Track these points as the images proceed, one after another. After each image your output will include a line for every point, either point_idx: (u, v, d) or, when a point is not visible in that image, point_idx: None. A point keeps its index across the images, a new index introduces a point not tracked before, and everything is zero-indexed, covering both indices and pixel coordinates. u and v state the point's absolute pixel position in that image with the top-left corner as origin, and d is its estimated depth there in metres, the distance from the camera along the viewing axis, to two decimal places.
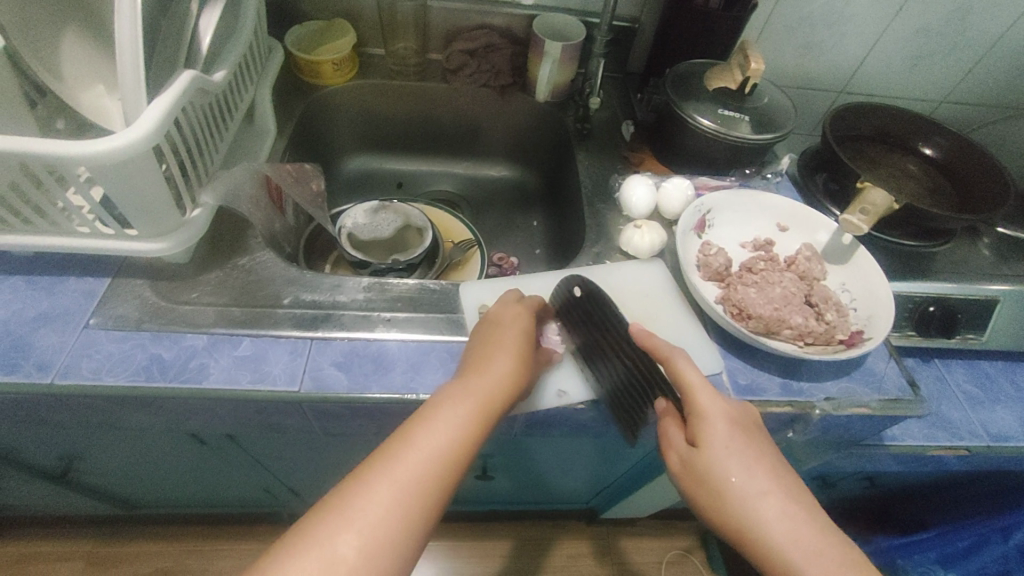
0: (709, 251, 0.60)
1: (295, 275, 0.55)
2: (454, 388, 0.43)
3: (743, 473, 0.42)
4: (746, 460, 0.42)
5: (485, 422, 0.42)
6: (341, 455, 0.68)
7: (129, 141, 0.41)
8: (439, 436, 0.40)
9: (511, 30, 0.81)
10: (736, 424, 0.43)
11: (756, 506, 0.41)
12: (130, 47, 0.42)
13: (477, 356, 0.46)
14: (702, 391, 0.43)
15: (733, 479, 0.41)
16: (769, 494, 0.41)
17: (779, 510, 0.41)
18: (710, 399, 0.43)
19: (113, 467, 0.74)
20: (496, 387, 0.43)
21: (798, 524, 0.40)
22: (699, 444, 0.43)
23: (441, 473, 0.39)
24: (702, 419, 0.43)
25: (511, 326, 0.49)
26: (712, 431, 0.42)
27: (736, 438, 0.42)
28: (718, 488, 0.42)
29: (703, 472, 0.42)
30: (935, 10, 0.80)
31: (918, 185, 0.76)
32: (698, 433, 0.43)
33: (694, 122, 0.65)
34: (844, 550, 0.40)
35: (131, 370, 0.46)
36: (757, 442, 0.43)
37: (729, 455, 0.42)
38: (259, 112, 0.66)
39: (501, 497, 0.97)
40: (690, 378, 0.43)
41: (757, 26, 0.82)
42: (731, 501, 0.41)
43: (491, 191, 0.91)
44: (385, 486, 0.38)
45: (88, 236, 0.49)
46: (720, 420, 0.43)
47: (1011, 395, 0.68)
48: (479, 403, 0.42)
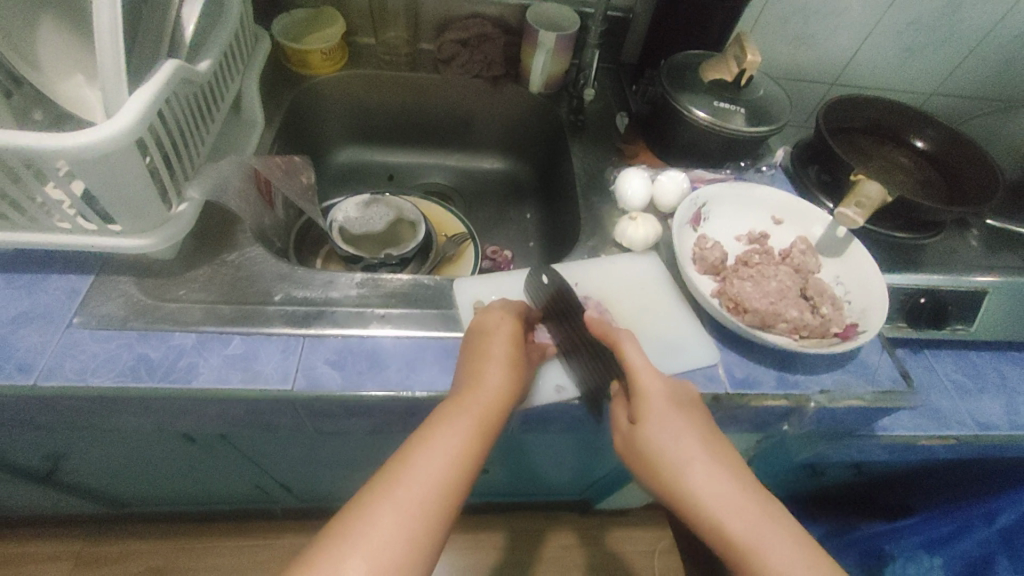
0: (705, 245, 0.60)
1: (286, 271, 0.54)
2: (448, 408, 0.43)
3: (676, 446, 0.42)
4: (681, 434, 0.43)
5: (483, 438, 0.42)
6: (334, 451, 0.67)
7: (112, 132, 0.39)
8: (439, 454, 0.40)
9: (503, 19, 0.80)
10: (672, 400, 0.44)
11: (689, 479, 0.41)
12: (110, 34, 0.40)
13: (469, 372, 0.45)
14: (641, 368, 0.45)
15: (668, 451, 0.42)
16: (701, 468, 0.41)
17: (711, 481, 0.41)
18: (648, 376, 0.44)
19: (99, 466, 0.72)
20: (492, 403, 0.43)
21: (736, 495, 0.40)
22: (638, 420, 0.44)
23: (444, 494, 0.39)
24: (639, 396, 0.44)
25: (499, 336, 0.48)
26: (649, 406, 0.43)
27: (668, 412, 0.43)
28: (655, 462, 0.42)
29: (641, 447, 0.43)
30: (927, 2, 0.80)
31: (908, 178, 0.76)
32: (639, 409, 0.44)
33: (689, 114, 0.65)
34: (780, 521, 0.39)
35: (118, 371, 0.45)
36: (692, 417, 0.44)
37: (662, 430, 0.43)
38: (246, 102, 0.64)
39: (495, 489, 0.97)
40: (629, 357, 0.45)
41: (752, 17, 0.81)
42: (665, 475, 0.42)
43: (484, 183, 0.90)
44: (389, 512, 0.37)
45: (69, 232, 0.47)
46: (656, 396, 0.44)
47: (998, 384, 0.69)
48: (475, 419, 0.42)
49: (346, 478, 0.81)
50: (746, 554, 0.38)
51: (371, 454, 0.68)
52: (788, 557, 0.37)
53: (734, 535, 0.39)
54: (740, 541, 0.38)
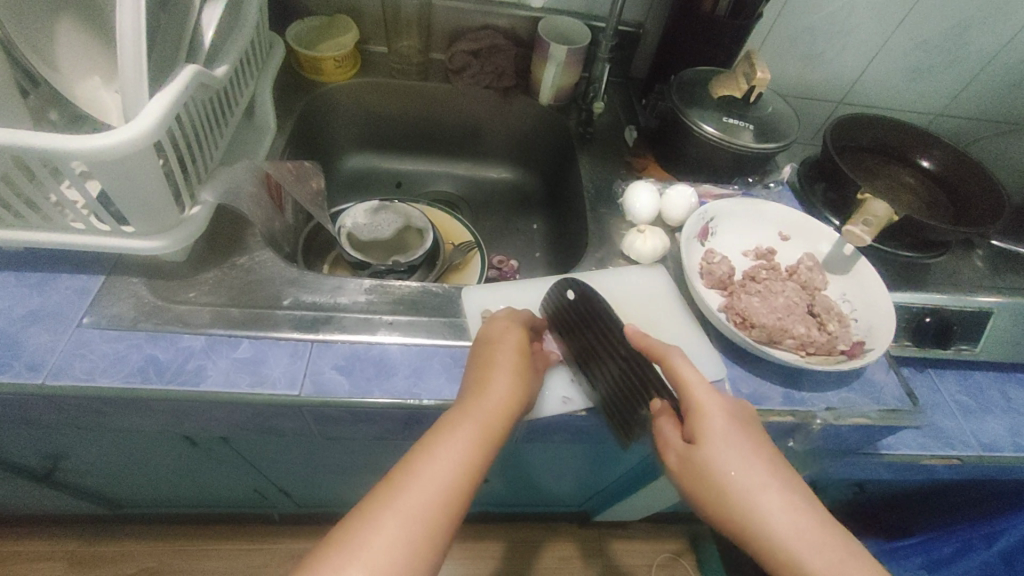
0: (712, 259, 0.60)
1: (295, 275, 0.54)
2: (454, 415, 0.42)
3: (742, 468, 0.41)
4: (746, 456, 0.42)
5: (488, 445, 0.41)
6: (335, 456, 0.67)
7: (131, 136, 0.40)
8: (442, 461, 0.40)
9: (515, 31, 0.81)
10: (734, 419, 0.43)
11: (759, 504, 0.40)
12: (133, 39, 0.41)
13: (476, 379, 0.45)
14: (699, 386, 0.43)
15: (733, 473, 0.41)
16: (771, 489, 0.41)
17: (781, 504, 0.40)
18: (706, 395, 0.43)
19: (98, 466, 0.71)
20: (498, 411, 0.43)
21: (805, 519, 0.40)
22: (698, 441, 0.42)
23: (448, 503, 0.39)
24: (700, 415, 0.43)
25: (505, 344, 0.48)
26: (712, 427, 0.42)
27: (734, 433, 0.42)
28: (719, 485, 0.41)
29: (703, 469, 0.42)
30: (934, 24, 0.81)
31: (914, 197, 0.76)
32: (697, 429, 0.42)
33: (699, 129, 0.65)
34: (849, 545, 0.39)
35: (126, 371, 0.45)
36: (755, 437, 0.43)
37: (727, 451, 0.42)
38: (259, 107, 0.65)
39: (494, 499, 0.96)
40: (686, 375, 0.44)
41: (761, 35, 0.82)
42: (731, 498, 0.41)
43: (492, 192, 0.91)
44: (393, 520, 0.37)
45: (83, 232, 0.48)
46: (720, 416, 0.43)
47: (1002, 405, 0.69)
48: (480, 426, 0.42)
49: (346, 485, 0.81)
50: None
51: (373, 460, 0.68)
52: None
53: (810, 562, 0.38)
54: (820, 568, 0.38)
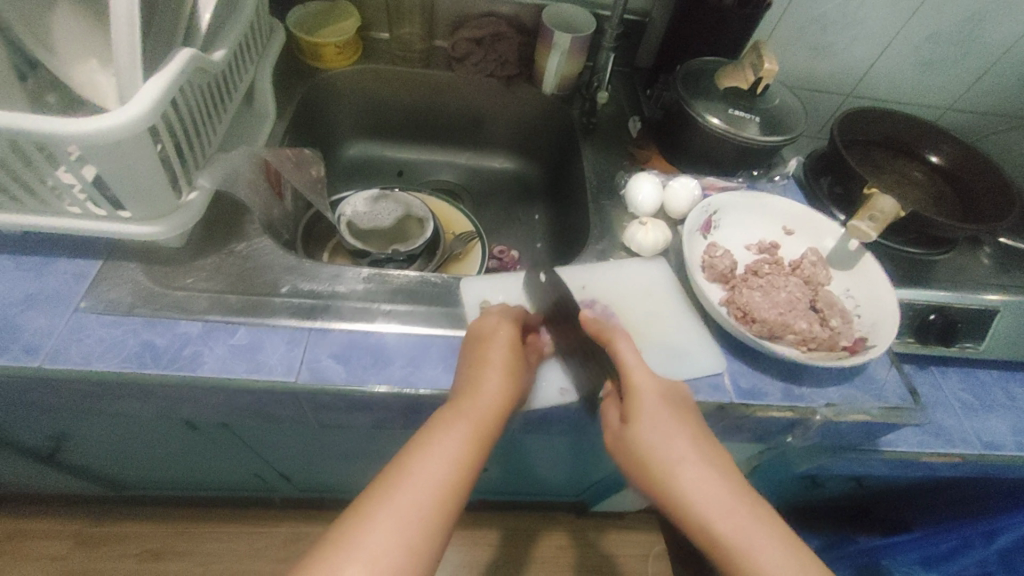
0: (715, 253, 0.59)
1: (294, 263, 0.54)
2: (445, 415, 0.42)
3: (665, 446, 0.42)
4: (672, 435, 0.42)
5: (480, 444, 0.41)
6: (333, 443, 0.67)
7: (126, 120, 0.39)
8: (435, 462, 0.40)
9: (519, 19, 0.80)
10: (665, 401, 0.44)
11: (678, 479, 0.41)
12: (127, 21, 0.40)
13: (467, 378, 0.45)
14: (635, 368, 0.45)
15: (656, 451, 0.42)
16: (694, 467, 0.41)
17: (701, 481, 0.41)
18: (643, 376, 0.44)
19: (100, 448, 0.72)
20: (491, 408, 0.43)
21: (721, 496, 0.40)
22: (630, 421, 0.43)
23: (443, 503, 0.39)
24: (633, 395, 0.44)
25: (497, 341, 0.47)
26: (643, 407, 0.43)
27: (662, 414, 0.43)
28: (645, 463, 0.42)
29: (632, 446, 0.43)
30: (947, 16, 0.79)
31: (922, 193, 0.75)
32: (630, 409, 0.44)
33: (704, 120, 0.64)
34: (769, 523, 0.39)
35: (123, 356, 0.45)
36: (684, 419, 0.44)
37: (655, 430, 0.42)
38: (259, 93, 0.64)
39: (492, 489, 0.96)
40: (625, 357, 0.45)
41: (769, 25, 0.81)
42: (655, 475, 0.42)
43: (494, 183, 0.90)
44: (388, 521, 0.37)
45: (79, 217, 0.47)
46: (652, 398, 0.43)
47: (1005, 404, 0.68)
48: (472, 427, 0.42)
49: (345, 471, 0.81)
50: (734, 554, 0.38)
51: (371, 447, 0.68)
52: (776, 559, 0.38)
53: (726, 537, 0.39)
54: (731, 542, 0.39)
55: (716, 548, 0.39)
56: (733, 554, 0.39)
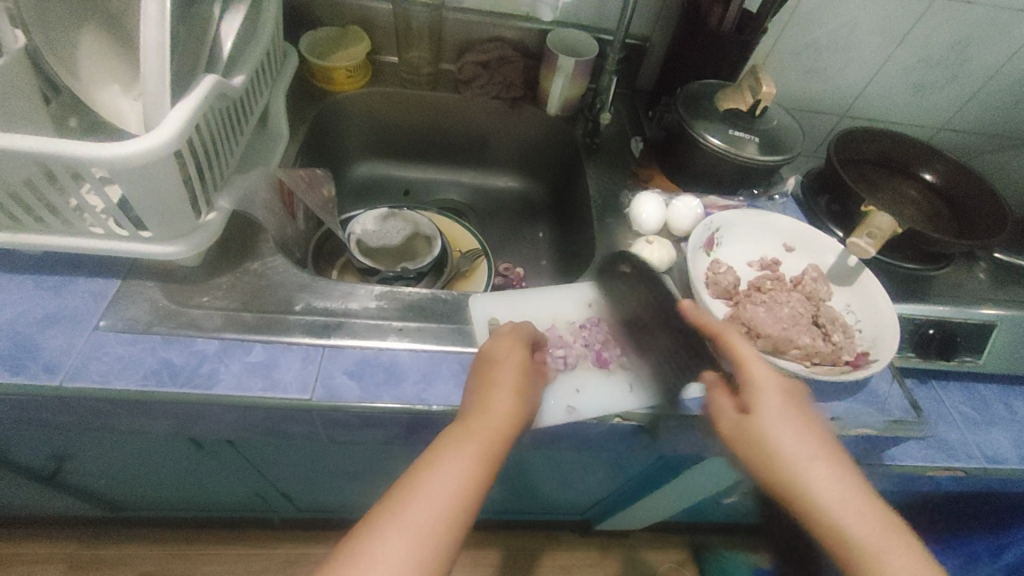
0: (718, 270, 0.61)
1: (307, 281, 0.55)
2: (455, 433, 0.43)
3: (793, 440, 0.43)
4: (798, 430, 0.43)
5: (490, 462, 0.42)
6: (341, 461, 0.67)
7: (155, 144, 0.41)
8: (447, 479, 0.40)
9: (523, 43, 0.83)
10: (787, 396, 0.45)
11: (804, 470, 0.42)
12: (156, 51, 0.42)
13: (476, 398, 0.46)
14: (754, 361, 0.46)
15: (784, 444, 0.42)
16: (818, 464, 0.42)
17: (829, 477, 0.41)
18: (764, 372, 0.45)
19: (105, 468, 0.72)
20: (501, 427, 0.44)
21: (850, 492, 0.41)
22: (752, 411, 0.44)
23: (454, 520, 0.39)
24: (756, 388, 0.45)
25: (506, 362, 0.48)
26: (765, 398, 0.44)
27: (789, 408, 0.44)
28: (770, 455, 0.42)
29: (756, 435, 0.43)
30: (936, 40, 0.82)
31: (917, 210, 0.77)
32: (751, 400, 0.45)
33: (704, 141, 0.66)
34: (891, 521, 0.40)
35: (140, 374, 0.46)
36: (807, 414, 0.44)
37: (781, 425, 0.43)
38: (273, 115, 0.66)
39: (497, 508, 0.96)
40: (743, 349, 0.46)
41: (765, 50, 0.84)
42: (783, 466, 0.42)
43: (498, 201, 0.92)
44: (399, 537, 0.37)
45: (101, 237, 0.48)
46: (776, 392, 0.44)
47: (1006, 418, 0.69)
48: (483, 445, 0.42)
49: (351, 491, 0.81)
50: (860, 547, 0.39)
51: (379, 466, 0.68)
52: (905, 558, 0.38)
53: (851, 528, 0.39)
54: (857, 537, 0.39)
55: (838, 539, 0.39)
56: (858, 547, 0.39)
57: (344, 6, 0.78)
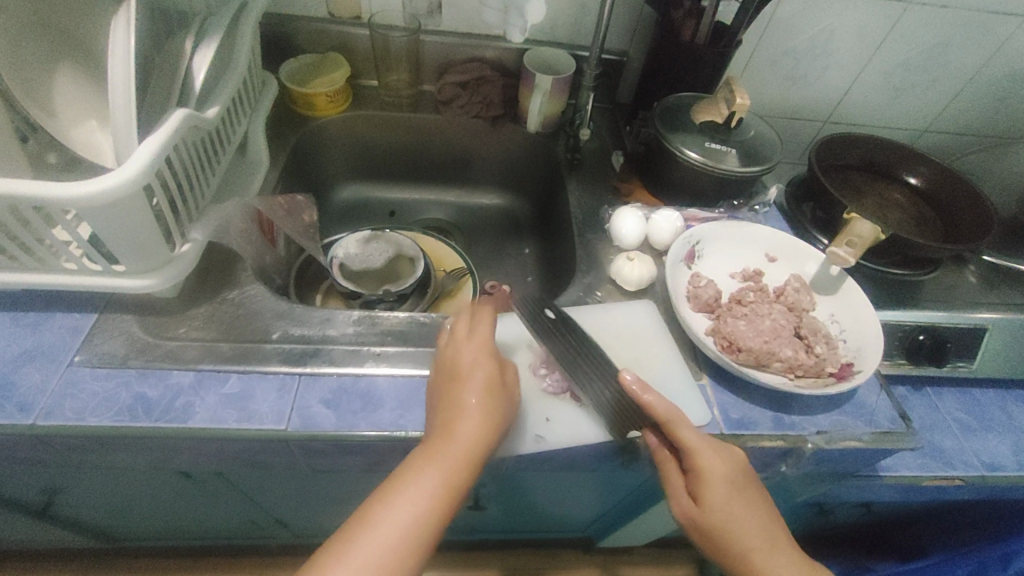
0: (699, 283, 0.61)
1: (285, 309, 0.55)
2: (420, 461, 0.42)
3: (737, 525, 0.46)
4: (742, 515, 0.46)
5: (450, 492, 0.42)
6: (330, 487, 0.66)
7: (123, 181, 0.41)
8: (405, 511, 0.40)
9: (502, 62, 0.83)
10: (734, 482, 0.45)
11: (747, 548, 0.47)
12: (123, 87, 0.43)
13: (441, 422, 0.44)
14: (703, 452, 0.45)
15: (729, 530, 0.46)
16: (759, 540, 0.47)
17: (767, 549, 0.47)
18: (712, 461, 0.45)
19: (94, 500, 0.72)
20: (470, 453, 0.43)
21: (783, 559, 0.47)
22: (702, 503, 0.46)
23: (409, 553, 0.39)
24: (705, 483, 0.45)
25: (472, 384, 0.45)
26: (713, 494, 0.45)
27: (734, 496, 0.45)
28: (721, 542, 0.46)
29: (707, 524, 0.47)
30: (914, 43, 0.82)
31: (903, 214, 0.77)
32: (700, 492, 0.46)
33: (682, 154, 0.66)
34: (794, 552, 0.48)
35: (115, 410, 0.46)
36: (750, 492, 0.46)
37: (727, 508, 0.45)
38: (252, 143, 0.66)
39: (495, 527, 0.95)
40: (692, 442, 0.45)
41: (743, 60, 0.84)
42: (730, 549, 0.46)
43: (483, 218, 0.92)
44: (360, 569, 0.38)
45: (75, 272, 0.49)
46: (724, 484, 0.45)
47: (1003, 423, 0.68)
48: (444, 476, 0.41)
49: (344, 516, 0.80)
50: None
51: (369, 491, 0.67)
52: None
53: None
54: None
55: None
56: None
57: (323, 32, 0.79)
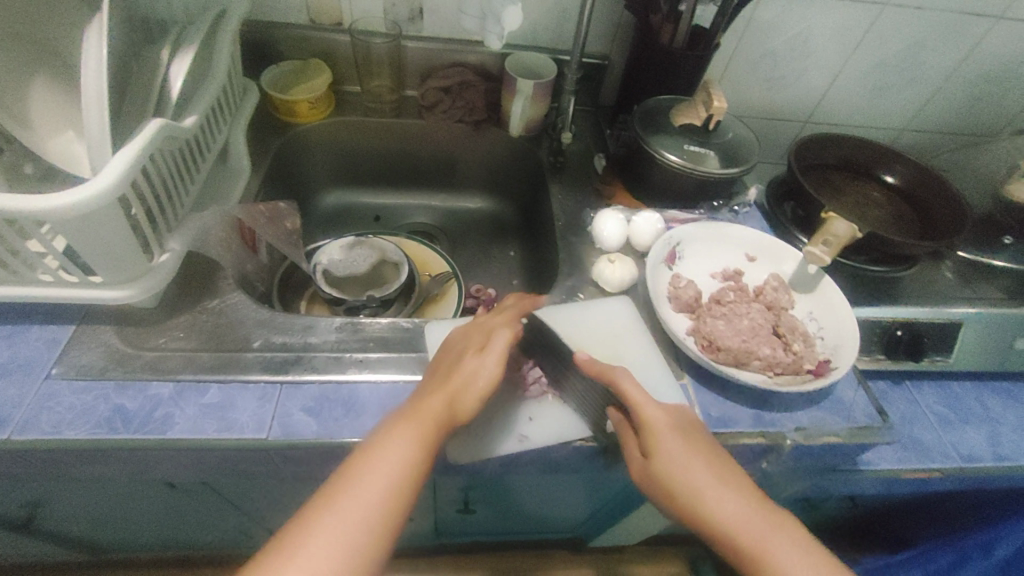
0: (679, 284, 0.61)
1: (266, 317, 0.55)
2: (394, 424, 0.43)
3: (690, 473, 0.44)
4: (695, 463, 0.44)
5: (427, 451, 0.42)
6: (316, 494, 0.66)
7: (97, 193, 0.41)
8: (383, 469, 0.41)
9: (485, 66, 0.83)
10: (677, 429, 0.46)
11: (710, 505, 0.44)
12: (96, 99, 0.43)
13: (418, 394, 0.46)
14: (645, 402, 0.46)
15: (685, 478, 0.44)
16: (725, 496, 0.44)
17: (737, 507, 0.44)
18: (655, 411, 0.46)
19: (78, 514, 0.71)
20: (441, 415, 0.44)
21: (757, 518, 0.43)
22: (651, 453, 0.45)
23: (389, 510, 0.40)
24: (649, 429, 0.45)
25: (454, 361, 0.48)
26: (660, 440, 0.45)
27: (680, 446, 0.45)
28: (682, 496, 0.44)
29: (663, 478, 0.44)
30: (889, 44, 0.84)
31: (881, 212, 0.78)
32: (649, 442, 0.45)
33: (661, 157, 0.67)
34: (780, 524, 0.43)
35: (93, 422, 0.45)
36: (702, 447, 0.46)
37: (678, 462, 0.44)
38: (233, 151, 0.66)
39: (486, 530, 0.95)
40: (634, 394, 0.46)
41: (722, 63, 0.85)
42: (691, 501, 0.44)
43: (469, 222, 0.92)
44: (335, 528, 0.38)
45: (51, 284, 0.48)
46: (668, 433, 0.45)
47: (981, 415, 0.69)
48: (420, 435, 0.42)
49: None
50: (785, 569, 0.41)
51: None
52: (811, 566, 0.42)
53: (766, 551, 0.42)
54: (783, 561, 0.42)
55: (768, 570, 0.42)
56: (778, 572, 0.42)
57: (305, 39, 0.79)
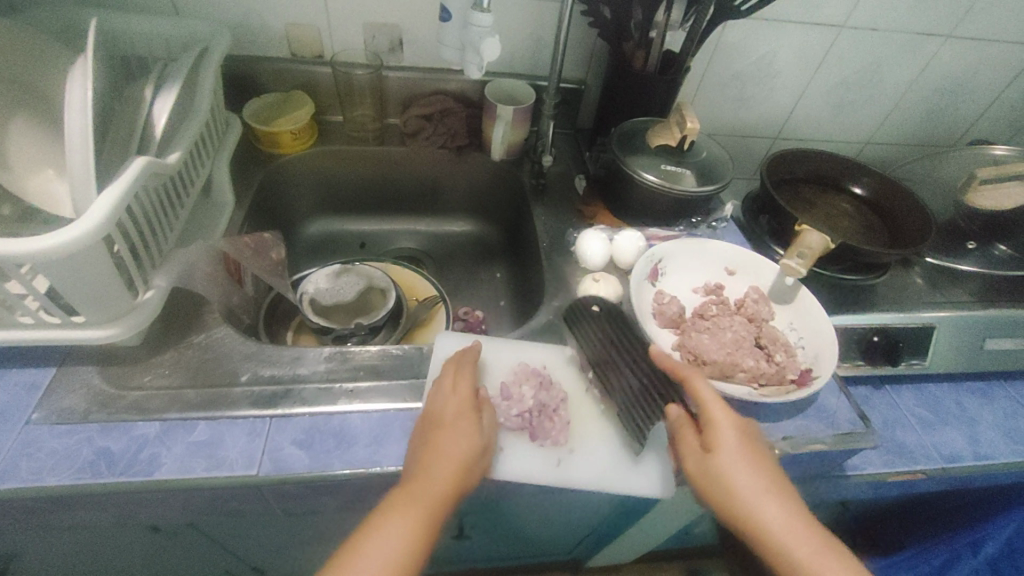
0: (663, 299, 0.63)
1: (253, 350, 0.55)
2: (393, 501, 0.43)
3: (747, 474, 0.45)
4: (752, 465, 0.45)
5: (422, 533, 0.42)
6: (308, 529, 0.64)
7: (81, 233, 0.41)
8: (381, 550, 0.41)
9: (464, 93, 0.85)
10: (744, 436, 0.47)
11: (758, 505, 0.44)
12: (79, 140, 0.43)
13: (416, 460, 0.45)
14: (715, 404, 0.47)
15: (740, 480, 0.44)
16: (771, 496, 0.44)
17: (782, 511, 0.44)
18: (724, 413, 0.47)
19: (56, 564, 0.67)
20: (439, 494, 0.43)
21: (798, 524, 0.44)
22: (713, 449, 0.46)
23: None
24: (714, 427, 0.47)
25: (451, 419, 0.47)
26: (724, 438, 0.46)
27: (744, 446, 0.46)
28: (728, 493, 0.44)
29: (718, 475, 0.45)
30: (849, 64, 0.88)
31: (852, 223, 0.81)
32: (712, 438, 0.46)
33: (639, 177, 0.69)
34: (838, 551, 0.43)
35: (76, 467, 0.44)
36: (761, 454, 0.47)
37: (737, 460, 0.45)
38: (216, 184, 0.67)
39: (482, 556, 0.94)
40: (706, 394, 0.48)
41: (692, 86, 0.89)
42: (740, 499, 0.44)
43: (454, 245, 0.93)
44: None
45: (34, 326, 0.48)
46: (734, 433, 0.46)
47: (959, 415, 0.71)
48: (416, 518, 0.42)
49: (326, 557, 0.78)
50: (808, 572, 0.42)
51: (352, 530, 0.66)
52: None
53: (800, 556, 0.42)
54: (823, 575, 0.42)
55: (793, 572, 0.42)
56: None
57: (285, 72, 0.80)
